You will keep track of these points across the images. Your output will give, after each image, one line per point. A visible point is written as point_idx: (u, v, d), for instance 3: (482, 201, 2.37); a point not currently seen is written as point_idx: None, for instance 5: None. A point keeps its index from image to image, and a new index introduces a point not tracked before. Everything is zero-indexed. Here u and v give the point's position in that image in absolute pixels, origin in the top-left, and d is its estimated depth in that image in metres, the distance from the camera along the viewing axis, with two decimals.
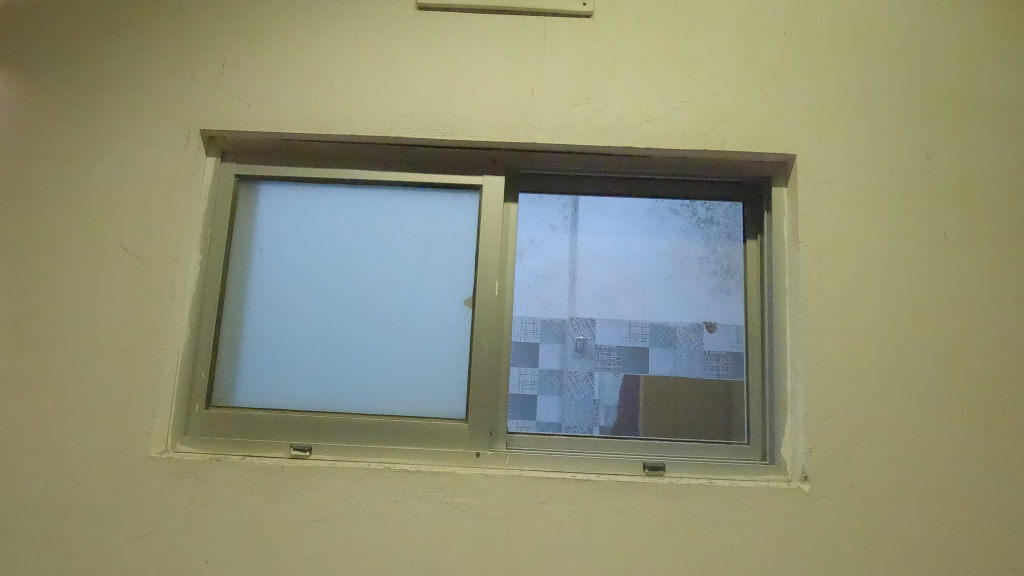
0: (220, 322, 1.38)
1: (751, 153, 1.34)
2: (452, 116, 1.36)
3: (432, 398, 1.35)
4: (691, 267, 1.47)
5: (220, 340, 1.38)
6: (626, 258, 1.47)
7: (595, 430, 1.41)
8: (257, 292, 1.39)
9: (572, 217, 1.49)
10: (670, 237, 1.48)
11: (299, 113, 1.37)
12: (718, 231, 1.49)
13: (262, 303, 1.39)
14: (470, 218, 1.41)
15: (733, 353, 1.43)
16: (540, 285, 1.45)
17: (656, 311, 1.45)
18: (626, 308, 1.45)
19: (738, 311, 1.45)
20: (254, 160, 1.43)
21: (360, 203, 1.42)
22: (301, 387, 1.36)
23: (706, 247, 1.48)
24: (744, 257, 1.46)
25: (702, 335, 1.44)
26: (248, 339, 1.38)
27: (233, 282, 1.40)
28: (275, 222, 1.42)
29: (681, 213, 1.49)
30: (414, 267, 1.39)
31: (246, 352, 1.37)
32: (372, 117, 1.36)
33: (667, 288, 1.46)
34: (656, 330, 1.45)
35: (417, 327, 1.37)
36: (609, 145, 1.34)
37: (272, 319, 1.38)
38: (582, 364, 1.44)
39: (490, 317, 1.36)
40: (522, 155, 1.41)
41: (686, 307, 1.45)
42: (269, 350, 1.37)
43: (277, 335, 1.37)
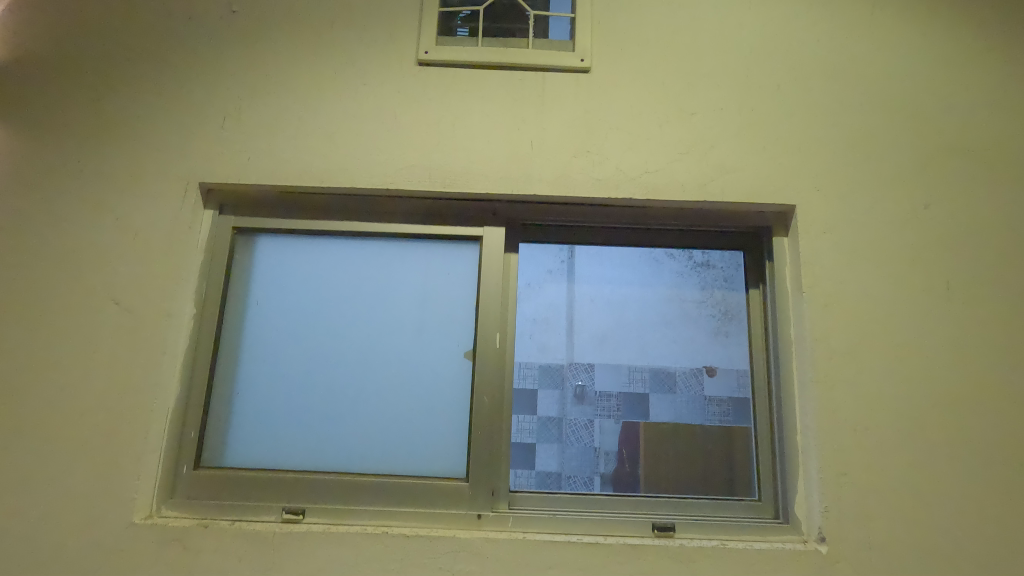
0: (212, 378, 1.34)
1: (751, 204, 1.34)
2: (452, 169, 1.36)
3: (431, 455, 1.30)
4: (688, 310, 1.45)
5: (212, 397, 1.33)
6: (626, 301, 1.45)
7: (596, 479, 1.36)
8: (252, 347, 1.36)
9: (569, 259, 1.48)
10: (667, 281, 1.47)
11: (300, 166, 1.37)
12: (714, 275, 1.48)
13: (257, 358, 1.35)
14: (470, 270, 1.40)
15: (736, 398, 1.40)
16: (538, 331, 1.42)
17: (656, 356, 1.42)
18: (626, 352, 1.43)
19: (739, 354, 1.42)
20: (252, 213, 1.42)
21: (358, 254, 1.41)
22: (295, 445, 1.31)
23: (704, 292, 1.46)
24: (743, 300, 1.45)
25: (703, 379, 1.41)
26: (242, 396, 1.33)
27: (227, 337, 1.37)
28: (272, 274, 1.40)
29: (677, 257, 1.48)
30: (414, 319, 1.36)
31: (238, 410, 1.33)
32: (373, 170, 1.36)
33: (666, 333, 1.44)
34: (656, 375, 1.41)
35: (416, 381, 1.33)
36: (610, 196, 1.35)
37: (267, 375, 1.34)
38: (581, 411, 1.41)
39: (490, 370, 1.33)
40: (522, 207, 1.41)
41: (686, 351, 1.42)
42: (263, 408, 1.32)
43: (272, 392, 1.33)
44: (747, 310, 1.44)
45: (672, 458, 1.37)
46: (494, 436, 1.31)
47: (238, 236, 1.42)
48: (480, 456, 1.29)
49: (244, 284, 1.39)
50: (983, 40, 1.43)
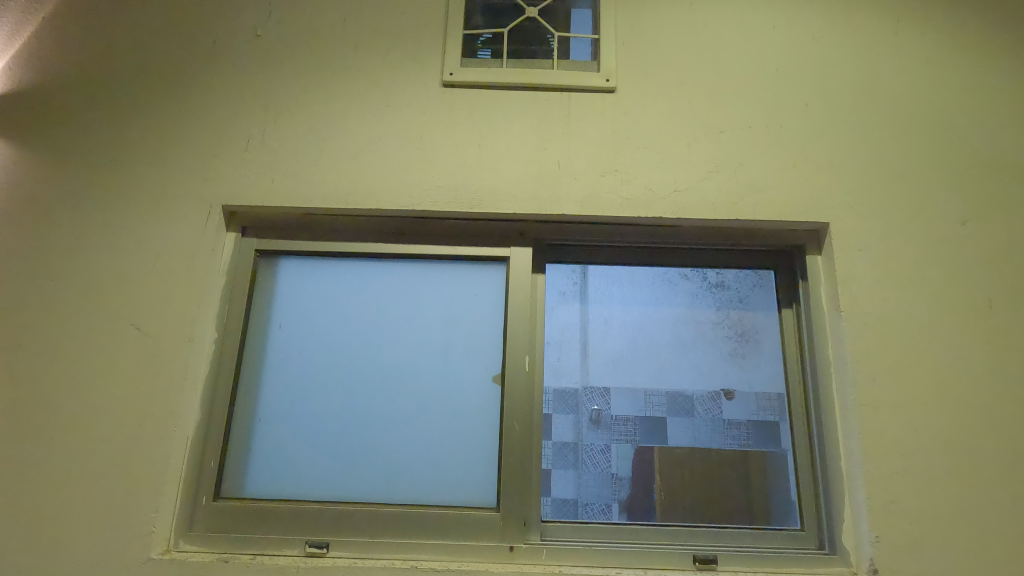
0: (234, 405, 1.30)
1: (783, 222, 1.32)
2: (479, 189, 1.35)
3: (458, 484, 1.25)
4: (703, 331, 1.42)
5: (232, 425, 1.29)
6: (641, 323, 1.43)
7: (614, 505, 1.31)
8: (274, 372, 1.32)
9: (582, 282, 1.45)
10: (681, 302, 1.44)
11: (324, 188, 1.35)
12: (730, 296, 1.45)
13: (280, 384, 1.31)
14: (496, 291, 1.37)
15: (757, 421, 1.36)
16: (551, 353, 1.39)
17: (672, 378, 1.39)
18: (641, 376, 1.39)
19: (763, 378, 1.39)
20: (275, 235, 1.40)
21: (381, 276, 1.39)
22: (318, 473, 1.26)
23: (719, 312, 1.43)
24: (760, 321, 1.42)
25: (721, 403, 1.37)
26: (264, 423, 1.29)
27: (248, 363, 1.33)
28: (294, 298, 1.37)
29: (691, 278, 1.46)
30: (439, 342, 1.33)
31: (260, 438, 1.28)
32: (398, 191, 1.35)
33: (682, 354, 1.41)
34: (673, 399, 1.38)
35: (442, 406, 1.29)
36: (639, 216, 1.33)
37: (290, 401, 1.30)
38: (597, 435, 1.36)
39: (518, 395, 1.29)
40: (549, 226, 1.39)
41: (703, 373, 1.39)
42: (286, 435, 1.28)
43: (296, 418, 1.29)
44: (780, 331, 1.41)
45: (694, 485, 1.32)
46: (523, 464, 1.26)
47: (259, 260, 1.39)
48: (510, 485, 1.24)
49: (266, 309, 1.36)
50: (1010, 55, 1.42)
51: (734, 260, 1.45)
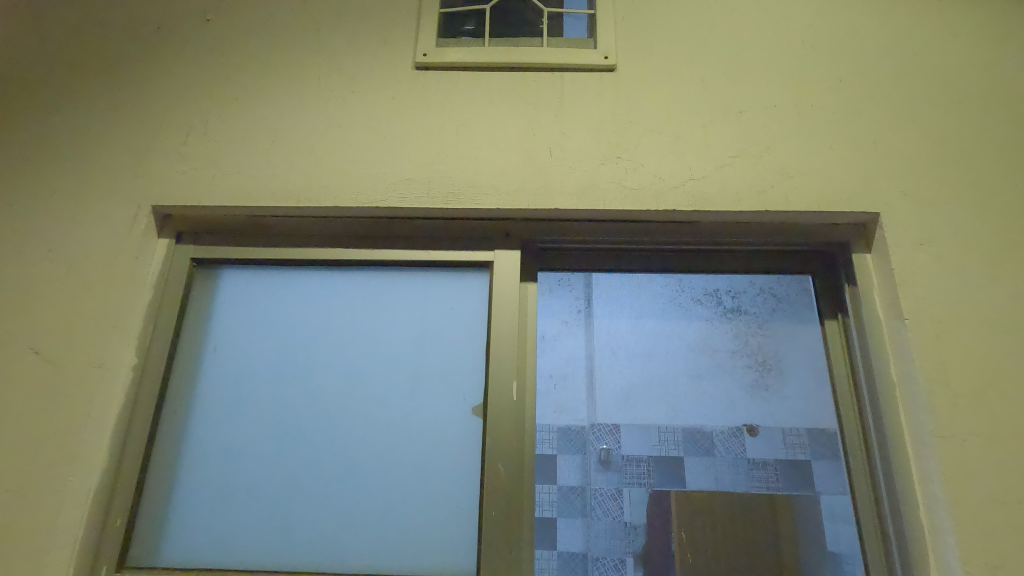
0: (154, 446, 1.06)
1: (823, 213, 1.09)
2: (456, 182, 1.13)
3: (429, 545, 0.99)
4: (721, 361, 1.34)
5: (150, 472, 1.05)
6: (651, 353, 1.40)
7: (627, 559, 1.57)
8: (206, 406, 1.08)
9: (587, 322, 1.40)
10: (695, 330, 1.37)
11: (273, 184, 1.14)
12: (749, 321, 1.32)
13: (212, 420, 1.07)
14: (478, 303, 1.13)
15: (784, 461, 1.28)
16: (556, 386, 1.33)
17: (683, 416, 1.45)
18: (655, 413, 1.48)
19: (794, 411, 1.23)
20: (215, 241, 1.18)
21: (339, 288, 1.16)
22: (252, 532, 1.00)
23: (736, 339, 1.34)
24: (783, 347, 1.25)
25: (744, 440, 1.38)
26: (189, 469, 1.04)
27: (174, 395, 1.09)
28: (235, 316, 1.14)
29: (704, 302, 1.35)
30: (408, 367, 1.09)
31: (183, 488, 1.03)
32: (361, 185, 1.13)
33: (696, 385, 1.38)
34: (687, 434, 1.45)
35: (410, 444, 1.04)
36: (649, 209, 1.10)
37: (223, 441, 1.06)
38: (608, 478, 1.72)
39: (505, 431, 1.04)
40: (540, 225, 1.16)
41: (720, 409, 1.37)
42: (216, 484, 1.03)
43: (229, 462, 1.04)
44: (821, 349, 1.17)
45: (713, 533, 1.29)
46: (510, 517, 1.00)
47: (195, 273, 1.17)
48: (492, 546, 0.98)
49: (199, 330, 1.13)
50: None
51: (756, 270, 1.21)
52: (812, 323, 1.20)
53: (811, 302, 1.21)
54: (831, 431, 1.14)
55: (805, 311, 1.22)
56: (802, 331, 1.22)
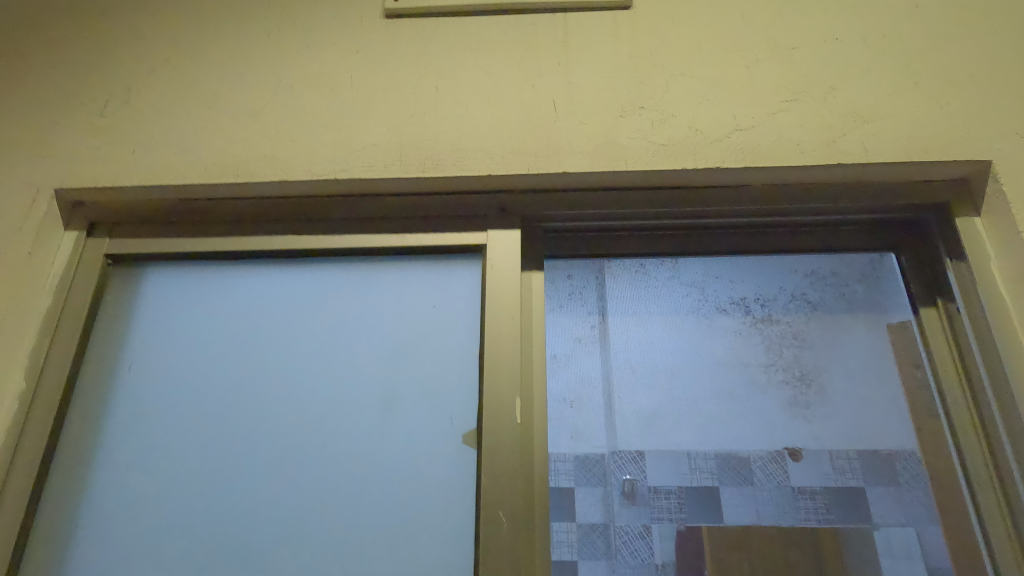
0: (45, 498, 0.81)
1: (914, 165, 0.83)
2: (436, 145, 0.89)
3: None
4: (754, 377, 1.11)
5: (37, 534, 0.79)
6: (674, 372, 1.11)
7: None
8: (118, 444, 0.83)
9: (602, 328, 1.08)
10: (723, 345, 1.11)
11: (208, 156, 0.91)
12: (780, 330, 1.10)
13: (124, 462, 0.82)
14: (469, 300, 0.88)
15: (833, 491, 1.18)
16: (573, 414, 1.01)
17: (721, 434, 1.17)
18: (682, 434, 1.17)
19: (836, 432, 1.09)
20: (138, 233, 0.94)
21: (292, 288, 0.91)
22: None
23: (768, 351, 1.10)
24: (822, 357, 1.07)
25: (786, 465, 1.22)
26: (89, 530, 0.79)
27: (78, 430, 0.84)
28: (160, 327, 0.89)
29: (732, 312, 1.10)
30: (378, 383, 0.84)
31: (80, 556, 0.77)
32: (316, 155, 0.90)
33: (733, 411, 1.14)
34: (724, 460, 1.24)
35: (381, 487, 0.78)
36: (684, 169, 0.85)
37: (137, 490, 0.80)
38: (632, 517, 1.28)
39: (507, 465, 0.76)
40: (545, 199, 0.92)
41: (759, 428, 1.15)
42: (124, 549, 0.77)
43: (142, 519, 0.79)
44: (906, 349, 0.95)
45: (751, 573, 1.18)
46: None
47: (115, 275, 0.94)
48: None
49: (116, 345, 0.89)
50: None
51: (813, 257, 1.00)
52: (860, 329, 1.02)
53: (850, 304, 1.03)
54: (885, 453, 1.03)
55: (846, 313, 1.04)
56: (847, 334, 1.04)
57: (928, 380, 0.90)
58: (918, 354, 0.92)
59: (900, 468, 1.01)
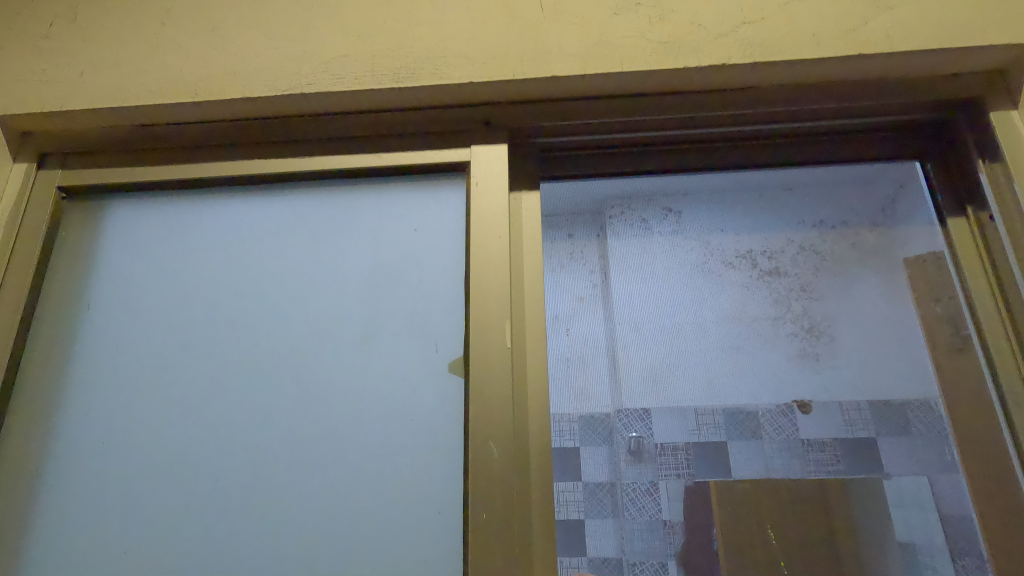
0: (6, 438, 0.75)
1: (945, 52, 0.74)
2: (409, 52, 0.80)
3: (389, 559, 0.66)
4: (763, 330, 1.11)
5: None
6: (687, 326, 1.09)
7: (669, 563, 1.18)
8: (80, 382, 0.77)
9: (604, 286, 1.04)
10: (730, 297, 1.11)
11: (160, 74, 0.83)
12: (787, 284, 1.14)
13: (87, 401, 0.76)
14: (452, 220, 0.81)
15: (842, 440, 1.22)
16: (572, 370, 0.94)
17: (732, 396, 1.16)
18: (691, 391, 1.13)
19: (844, 386, 1.13)
20: (93, 162, 0.88)
21: (260, 218, 0.84)
22: (139, 552, 0.69)
23: (777, 305, 1.13)
24: (833, 311, 1.13)
25: (793, 416, 1.22)
26: (53, 472, 0.74)
27: (38, 368, 0.78)
28: (121, 260, 0.83)
29: (738, 264, 1.12)
30: (356, 310, 0.77)
31: (46, 498, 0.73)
32: (278, 69, 0.81)
33: (742, 362, 1.14)
34: (732, 416, 1.20)
35: (363, 418, 0.72)
36: (686, 69, 0.76)
37: (102, 430, 0.75)
38: (640, 472, 1.26)
39: (496, 393, 0.70)
40: (534, 110, 0.83)
41: (770, 384, 1.17)
42: (91, 490, 0.72)
43: (109, 459, 0.73)
44: (922, 287, 0.93)
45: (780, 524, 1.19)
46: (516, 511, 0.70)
47: (72, 208, 0.87)
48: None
49: (75, 278, 0.83)
50: None
51: (810, 200, 1.03)
52: (871, 276, 1.08)
53: (860, 254, 1.09)
54: (897, 403, 1.07)
55: (852, 264, 1.11)
56: (853, 286, 1.12)
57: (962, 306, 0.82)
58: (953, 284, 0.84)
59: (912, 418, 1.03)
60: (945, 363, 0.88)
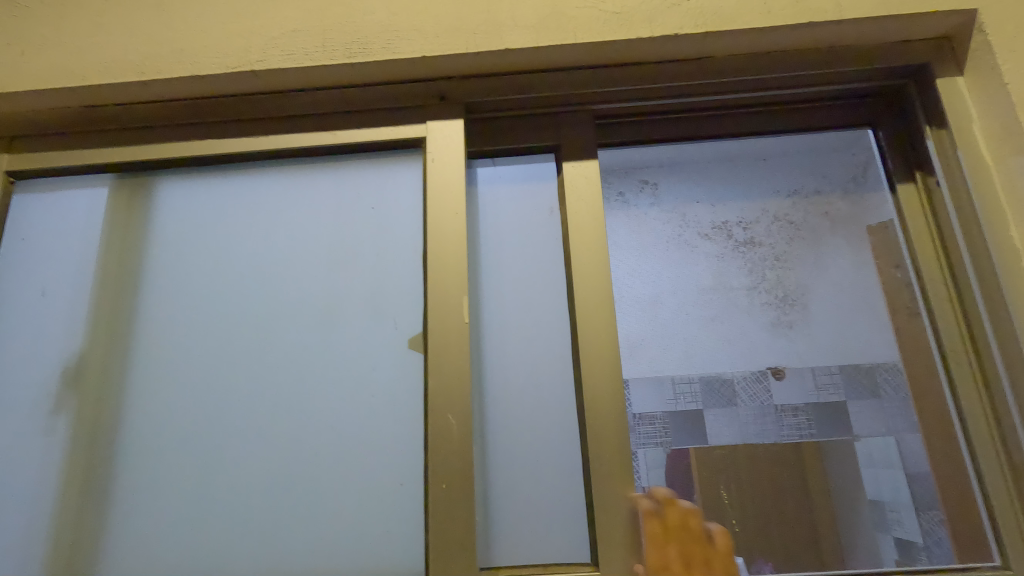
0: (67, 433, 0.76)
1: (891, 20, 0.75)
2: (359, 26, 0.79)
3: (356, 526, 0.69)
4: (736, 302, 0.98)
5: (57, 473, 0.75)
6: (664, 296, 0.96)
7: None
8: (123, 372, 0.78)
9: None
10: (705, 267, 0.99)
11: (103, 54, 0.80)
12: (763, 254, 0.99)
13: (129, 391, 0.77)
14: (408, 198, 0.82)
15: (816, 406, 0.99)
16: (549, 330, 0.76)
17: (704, 360, 1.00)
18: (669, 361, 0.99)
19: (816, 353, 0.97)
20: (42, 145, 0.87)
21: (219, 200, 0.85)
22: (115, 527, 0.72)
23: (753, 274, 0.99)
24: (805, 278, 0.98)
25: (768, 385, 1.01)
26: (93, 466, 0.75)
27: (86, 360, 0.79)
28: (146, 249, 0.83)
29: (713, 236, 1.01)
30: (317, 290, 0.79)
31: (86, 494, 0.74)
32: (225, 46, 0.79)
33: (717, 337, 0.99)
34: (708, 385, 1.01)
35: (325, 394, 0.74)
36: (639, 40, 0.76)
37: (142, 418, 0.76)
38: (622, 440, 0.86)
39: (454, 365, 0.71)
40: (491, 84, 0.83)
41: (740, 349, 0.99)
42: (134, 478, 0.74)
43: (154, 446, 0.75)
44: (885, 250, 0.91)
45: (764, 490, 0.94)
46: (541, 461, 0.74)
47: (67, 195, 0.87)
48: (511, 485, 0.74)
49: (102, 270, 0.83)
50: None
51: (782, 170, 1.02)
52: (844, 245, 0.96)
53: (832, 221, 0.98)
54: (868, 365, 0.91)
55: (826, 231, 0.98)
56: (826, 255, 0.97)
57: (907, 279, 0.86)
58: (900, 254, 0.87)
59: (881, 380, 0.90)
60: (904, 327, 0.86)
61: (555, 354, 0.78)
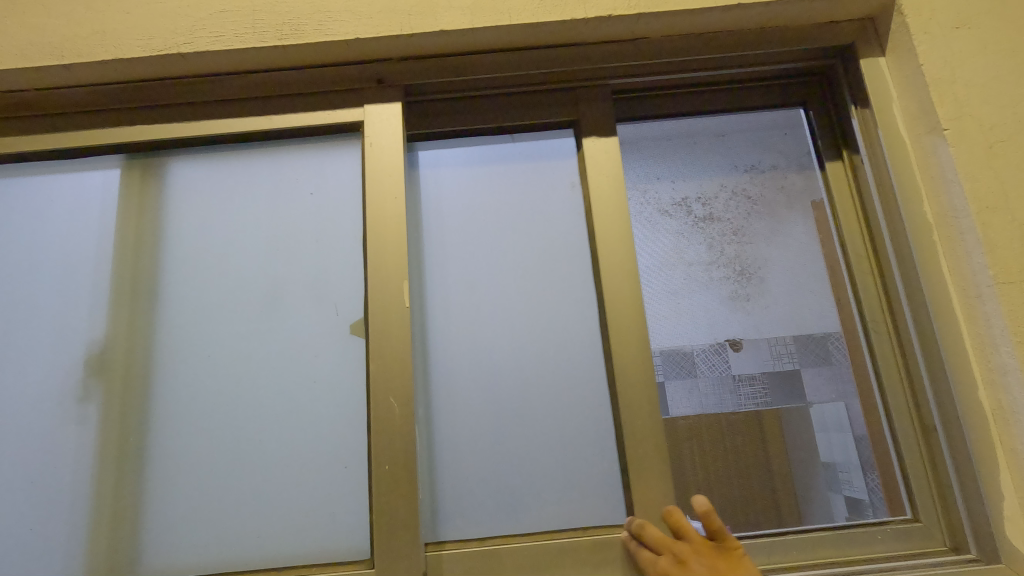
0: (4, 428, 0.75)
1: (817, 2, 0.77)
2: (290, 7, 0.77)
3: (305, 509, 0.71)
4: (693, 275, 0.89)
5: (7, 468, 0.73)
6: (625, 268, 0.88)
7: None
8: (64, 364, 0.76)
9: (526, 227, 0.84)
10: (663, 240, 0.90)
11: (21, 36, 0.77)
12: (720, 228, 0.91)
13: (78, 383, 0.75)
14: (348, 183, 0.81)
15: (772, 374, 0.85)
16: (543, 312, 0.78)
17: (667, 332, 0.87)
18: None
19: (777, 323, 0.86)
20: None
21: (154, 188, 0.83)
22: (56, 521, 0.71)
23: (710, 249, 0.90)
24: (764, 251, 0.89)
25: (728, 356, 0.86)
26: (34, 460, 0.73)
27: (22, 354, 0.77)
28: (79, 238, 0.81)
29: (671, 209, 0.92)
30: (259, 278, 0.78)
31: (30, 488, 0.72)
32: (151, 28, 0.77)
33: (680, 308, 0.87)
34: (670, 357, 0.86)
35: (269, 380, 0.74)
36: (575, 21, 0.77)
37: (87, 410, 0.74)
38: None
39: (396, 348, 0.72)
40: (429, 66, 0.82)
41: (702, 319, 0.87)
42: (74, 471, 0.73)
43: (101, 438, 0.74)
44: (826, 226, 0.90)
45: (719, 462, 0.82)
46: (485, 438, 0.76)
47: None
48: (459, 462, 0.76)
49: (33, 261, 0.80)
50: None
51: (738, 144, 0.95)
52: (798, 223, 0.90)
53: (789, 197, 0.91)
54: (818, 334, 0.86)
55: (783, 206, 0.91)
56: (784, 229, 0.90)
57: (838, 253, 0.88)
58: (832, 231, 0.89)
59: (832, 350, 0.85)
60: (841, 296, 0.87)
61: (501, 333, 0.80)
